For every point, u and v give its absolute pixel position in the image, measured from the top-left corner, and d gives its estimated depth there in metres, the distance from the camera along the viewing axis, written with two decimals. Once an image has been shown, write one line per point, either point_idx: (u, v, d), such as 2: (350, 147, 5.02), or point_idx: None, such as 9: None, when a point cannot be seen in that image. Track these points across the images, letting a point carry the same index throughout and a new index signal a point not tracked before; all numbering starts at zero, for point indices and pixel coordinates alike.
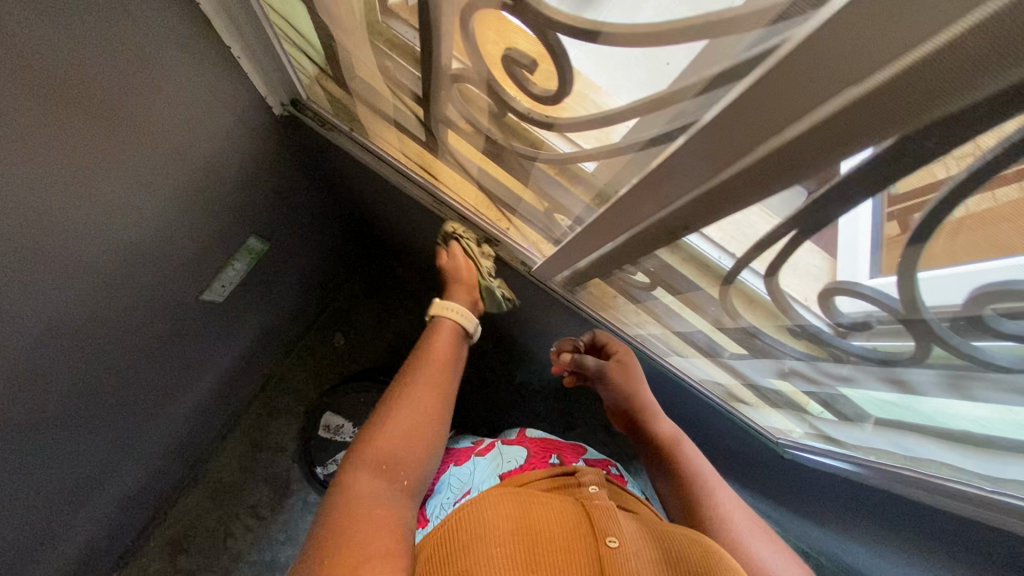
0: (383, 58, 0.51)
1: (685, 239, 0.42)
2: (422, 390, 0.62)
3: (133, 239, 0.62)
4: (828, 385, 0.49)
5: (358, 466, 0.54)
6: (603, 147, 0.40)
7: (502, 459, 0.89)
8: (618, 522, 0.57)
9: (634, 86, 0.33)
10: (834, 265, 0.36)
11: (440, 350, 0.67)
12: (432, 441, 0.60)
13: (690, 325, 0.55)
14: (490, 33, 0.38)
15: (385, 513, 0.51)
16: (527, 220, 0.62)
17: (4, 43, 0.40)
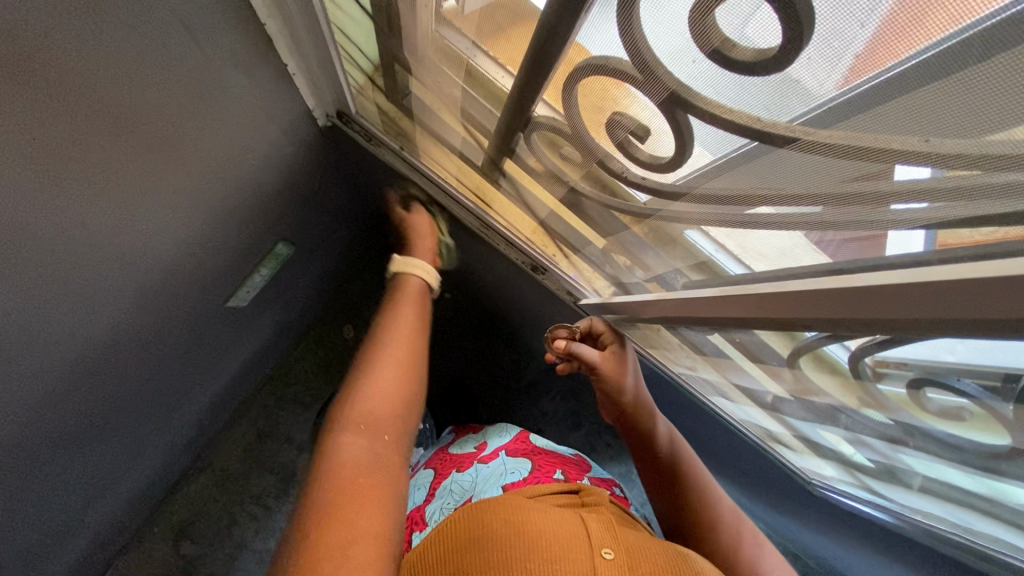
0: (457, 92, 0.48)
1: (811, 338, 0.40)
2: (394, 352, 0.61)
3: (170, 251, 0.59)
4: (898, 459, 0.50)
5: (342, 428, 0.52)
6: (711, 224, 0.39)
7: (506, 468, 0.77)
8: (617, 537, 0.54)
9: (763, 183, 0.31)
10: (919, 361, 0.35)
11: (405, 313, 0.66)
12: (410, 399, 0.59)
13: (758, 384, 0.55)
14: (597, 98, 0.36)
15: (374, 473, 0.49)
16: (590, 258, 0.61)
17: (71, 75, 0.37)
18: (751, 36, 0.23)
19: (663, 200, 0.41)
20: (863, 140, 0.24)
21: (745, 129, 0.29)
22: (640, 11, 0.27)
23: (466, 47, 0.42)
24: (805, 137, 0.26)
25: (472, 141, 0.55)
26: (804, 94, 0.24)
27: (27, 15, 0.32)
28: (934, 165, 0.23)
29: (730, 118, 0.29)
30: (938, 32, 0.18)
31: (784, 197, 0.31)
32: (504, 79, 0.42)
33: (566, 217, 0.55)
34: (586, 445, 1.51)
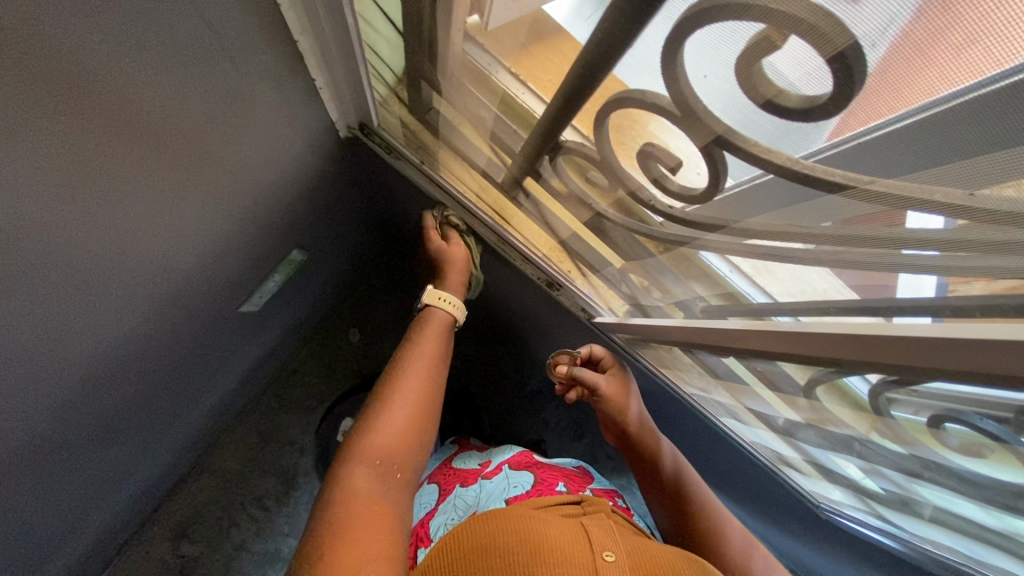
0: (486, 113, 0.48)
1: (845, 378, 0.41)
2: (414, 382, 0.61)
3: (188, 258, 0.59)
4: (913, 491, 0.50)
5: (357, 460, 0.52)
6: (752, 260, 0.40)
7: (509, 484, 0.77)
8: (615, 539, 0.55)
9: (798, 214, 0.32)
10: (942, 400, 0.35)
11: (430, 343, 0.66)
12: (425, 436, 0.59)
13: (772, 410, 0.56)
14: (628, 127, 0.37)
15: (383, 509, 0.48)
16: (608, 276, 0.62)
17: (108, 89, 0.37)
18: (807, 86, 0.23)
19: (693, 230, 0.41)
20: (912, 190, 0.24)
21: (791, 173, 0.29)
22: (684, 57, 0.27)
23: (487, 63, 0.42)
24: (871, 184, 0.26)
25: (498, 160, 0.55)
26: (852, 140, 0.24)
27: (72, 32, 0.32)
28: (947, 214, 0.24)
29: (776, 161, 0.29)
30: (956, 79, 0.19)
31: (837, 238, 0.31)
32: (525, 96, 0.42)
33: (590, 236, 0.56)
34: (587, 455, 1.51)
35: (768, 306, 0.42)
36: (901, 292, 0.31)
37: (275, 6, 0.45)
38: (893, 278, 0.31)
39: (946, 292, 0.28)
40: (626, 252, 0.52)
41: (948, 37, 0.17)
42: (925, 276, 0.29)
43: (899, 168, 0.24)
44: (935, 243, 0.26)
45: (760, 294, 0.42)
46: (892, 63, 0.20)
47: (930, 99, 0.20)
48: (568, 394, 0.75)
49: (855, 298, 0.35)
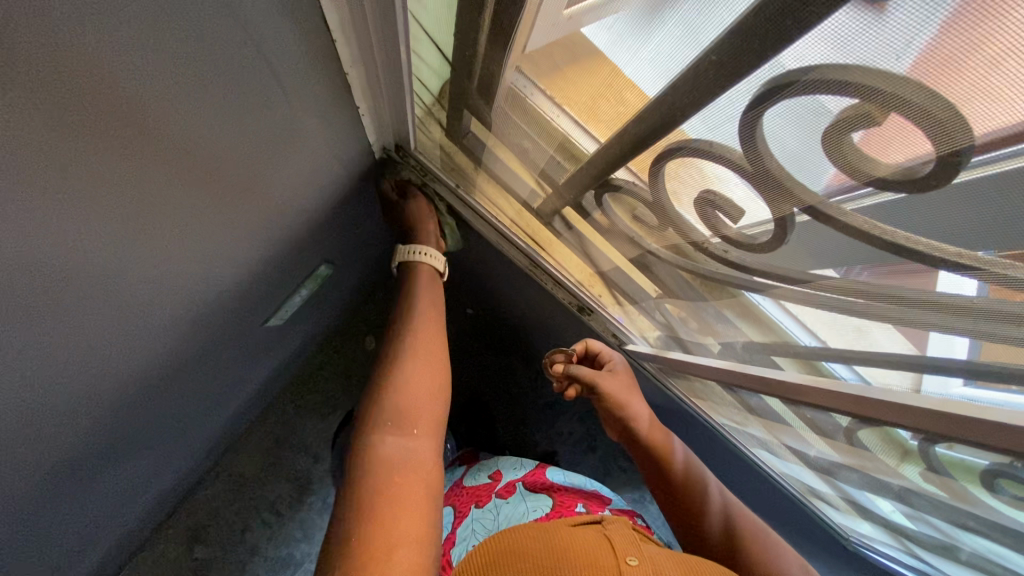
0: (531, 143, 0.48)
1: (890, 428, 0.41)
2: (417, 347, 0.62)
3: (225, 277, 0.59)
4: (954, 538, 0.49)
5: (375, 425, 0.53)
6: (802, 307, 0.40)
7: (527, 508, 0.78)
8: (639, 547, 0.54)
9: (866, 270, 0.31)
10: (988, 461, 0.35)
11: (424, 305, 0.68)
12: (437, 394, 0.60)
13: (808, 447, 0.55)
14: (684, 176, 0.36)
15: (413, 461, 0.50)
16: (647, 309, 0.62)
17: (163, 130, 0.37)
18: (889, 151, 0.23)
19: (752, 277, 0.40)
20: (996, 267, 0.24)
21: (879, 241, 0.28)
22: (764, 121, 0.27)
23: (525, 86, 0.42)
24: (957, 258, 0.25)
25: (541, 192, 0.55)
26: (933, 213, 0.24)
27: (135, 83, 0.32)
28: (979, 278, 0.25)
29: (856, 229, 0.29)
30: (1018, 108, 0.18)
31: (906, 301, 0.31)
32: (560, 120, 0.42)
33: (632, 271, 0.56)
34: (600, 468, 1.50)
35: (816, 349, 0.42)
36: (935, 351, 0.32)
37: (330, 42, 0.45)
38: (924, 338, 0.32)
39: (979, 356, 0.29)
40: (668, 285, 0.52)
41: (978, 55, 0.17)
42: (958, 338, 0.30)
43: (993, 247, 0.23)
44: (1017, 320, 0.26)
45: (809, 337, 0.42)
46: (943, 96, 0.19)
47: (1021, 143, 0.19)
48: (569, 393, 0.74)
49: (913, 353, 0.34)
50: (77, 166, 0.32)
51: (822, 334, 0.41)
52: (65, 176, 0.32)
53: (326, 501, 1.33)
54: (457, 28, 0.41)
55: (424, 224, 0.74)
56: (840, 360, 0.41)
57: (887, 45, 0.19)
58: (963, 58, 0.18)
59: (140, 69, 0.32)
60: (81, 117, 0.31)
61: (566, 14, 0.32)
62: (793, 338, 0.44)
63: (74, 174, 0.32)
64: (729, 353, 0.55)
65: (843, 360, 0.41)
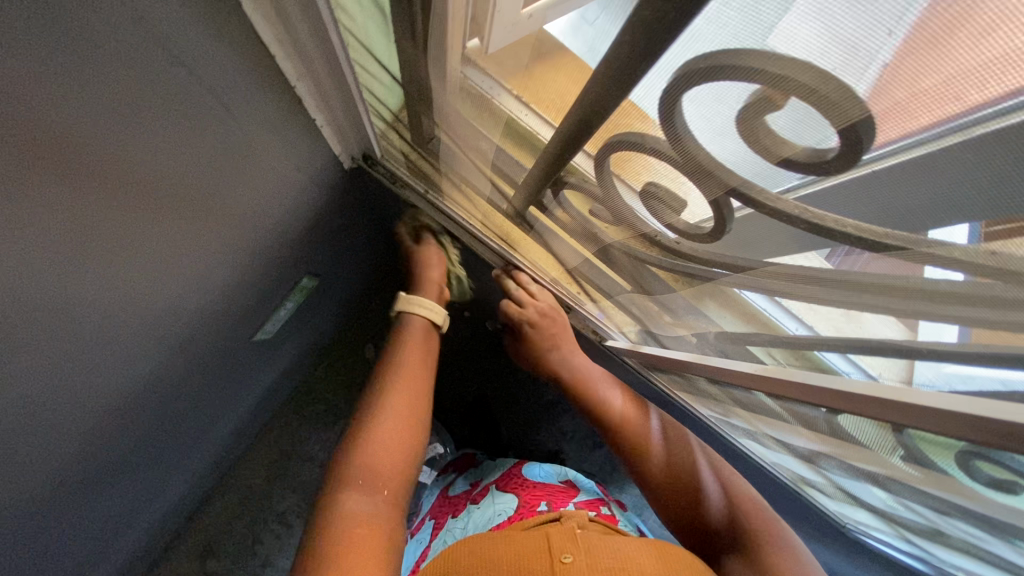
0: (482, 142, 0.48)
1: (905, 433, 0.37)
2: (398, 403, 0.63)
3: (202, 295, 0.60)
4: (940, 524, 0.48)
5: (346, 481, 0.54)
6: (791, 298, 0.36)
7: (495, 509, 0.80)
8: (578, 541, 0.54)
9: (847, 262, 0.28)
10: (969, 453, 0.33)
11: (410, 359, 0.69)
12: (412, 448, 0.61)
13: (790, 437, 0.54)
14: (626, 170, 0.36)
15: (376, 522, 0.51)
16: (623, 305, 0.61)
17: (123, 168, 0.38)
18: (813, 138, 0.22)
19: (705, 268, 0.40)
20: (959, 252, 0.23)
21: (806, 224, 0.28)
22: (684, 105, 0.26)
23: (489, 86, 0.39)
24: (886, 239, 0.25)
25: (501, 190, 0.55)
26: (853, 194, 0.24)
27: (84, 124, 0.33)
28: (967, 272, 0.23)
29: (789, 216, 0.28)
30: (997, 88, 0.17)
31: (873, 287, 0.29)
32: (528, 117, 0.39)
33: (600, 266, 0.55)
34: (606, 464, 1.49)
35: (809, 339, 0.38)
36: (922, 336, 0.30)
37: (270, 57, 0.46)
38: (910, 325, 0.30)
39: (970, 340, 0.27)
40: (630, 278, 0.52)
41: (967, 32, 0.16)
42: (946, 325, 0.28)
43: (967, 233, 0.22)
44: (968, 301, 0.25)
45: (798, 326, 0.38)
46: (921, 74, 0.17)
47: (947, 126, 0.19)
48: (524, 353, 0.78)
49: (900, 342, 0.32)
50: (37, 211, 0.33)
51: (805, 322, 0.37)
52: (25, 223, 0.33)
53: None
54: (390, 38, 0.42)
55: (430, 270, 0.79)
56: (833, 350, 0.37)
57: (879, 14, 0.17)
58: (935, 42, 0.16)
59: (83, 110, 0.32)
60: (33, 164, 0.31)
61: (525, 12, 0.29)
62: (780, 327, 0.40)
63: (28, 217, 0.33)
64: (703, 344, 0.54)
65: (836, 350, 0.37)
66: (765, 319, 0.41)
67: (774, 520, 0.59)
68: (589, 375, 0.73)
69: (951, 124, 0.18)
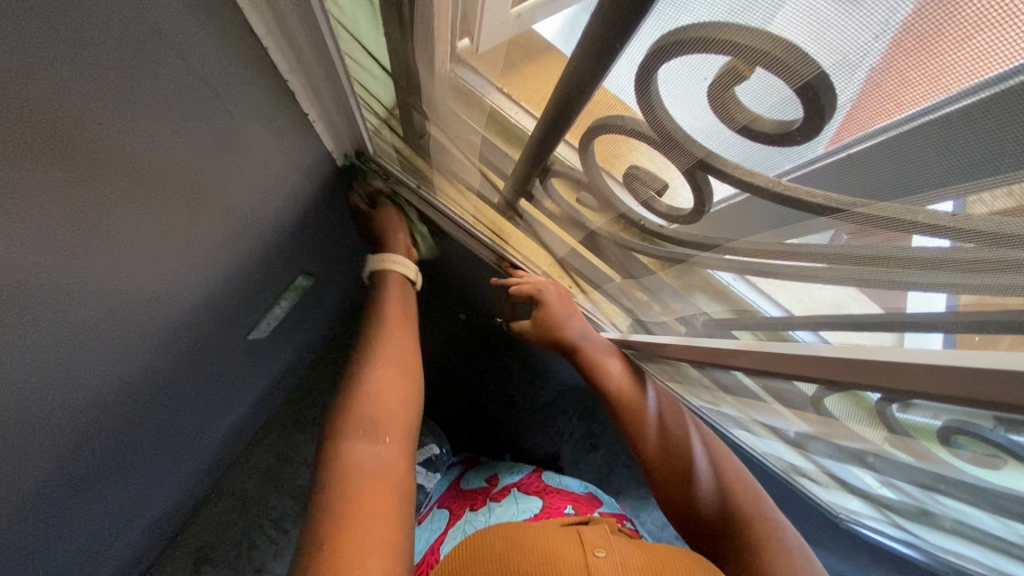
0: (471, 135, 0.49)
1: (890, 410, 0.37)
2: (386, 364, 0.63)
3: (195, 289, 0.60)
4: (928, 502, 0.49)
5: (344, 436, 0.54)
6: (762, 279, 0.37)
7: (519, 507, 0.82)
8: (609, 540, 0.55)
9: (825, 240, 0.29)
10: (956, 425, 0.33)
11: (393, 323, 0.70)
12: (407, 401, 0.62)
13: (780, 422, 0.55)
14: (611, 155, 0.37)
15: (383, 467, 0.51)
16: (610, 294, 0.63)
17: (116, 151, 0.39)
18: (775, 109, 0.24)
19: (684, 249, 0.41)
20: (925, 217, 0.23)
21: (778, 195, 0.29)
22: (659, 84, 0.27)
23: (480, 85, 0.40)
24: (855, 207, 0.26)
25: (490, 182, 0.56)
26: (819, 164, 0.25)
27: (76, 104, 0.34)
28: (952, 238, 0.23)
29: (761, 188, 0.29)
30: (951, 83, 0.18)
31: (843, 259, 0.30)
32: (519, 116, 0.41)
33: (586, 254, 0.56)
34: (603, 465, 1.48)
35: (782, 320, 0.40)
36: (912, 307, 0.29)
37: (261, 49, 0.47)
38: (900, 296, 0.29)
39: (958, 307, 0.26)
40: (618, 267, 0.53)
41: (954, 28, 0.16)
42: (935, 294, 0.27)
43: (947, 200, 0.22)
44: (933, 267, 0.26)
45: (773, 308, 0.40)
46: (908, 63, 0.18)
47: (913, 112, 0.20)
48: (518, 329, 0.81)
49: (880, 311, 0.31)
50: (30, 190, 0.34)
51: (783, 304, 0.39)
52: (18, 202, 0.33)
53: None
54: (380, 31, 0.43)
55: (396, 231, 0.79)
56: (805, 326, 0.38)
57: (872, 17, 0.18)
58: (937, 32, 0.17)
59: (74, 93, 0.33)
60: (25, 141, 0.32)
61: (514, 12, 0.31)
62: (757, 310, 0.41)
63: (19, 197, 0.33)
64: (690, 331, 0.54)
65: (809, 327, 0.37)
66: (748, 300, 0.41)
67: (774, 519, 0.58)
68: (596, 346, 0.72)
69: (922, 111, 0.19)
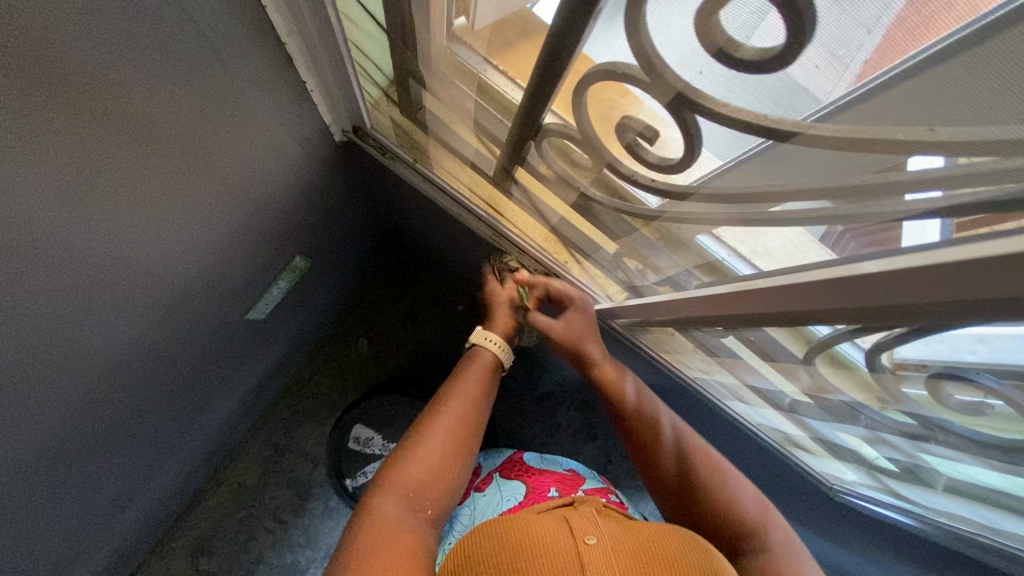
0: (468, 101, 0.50)
1: (838, 346, 0.41)
2: (450, 423, 0.60)
3: (193, 259, 0.60)
4: (916, 455, 0.49)
5: (387, 491, 0.53)
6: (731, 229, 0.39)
7: (503, 496, 0.82)
8: (597, 524, 0.54)
9: (804, 176, 0.31)
10: (938, 359, 0.35)
11: (474, 380, 0.65)
12: (460, 467, 0.59)
13: (769, 383, 0.55)
14: (607, 107, 0.38)
15: (410, 540, 0.49)
16: (600, 264, 0.64)
17: (108, 93, 0.39)
18: (755, 36, 0.24)
19: (670, 201, 0.42)
20: (906, 135, 0.24)
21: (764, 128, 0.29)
22: (650, 18, 0.28)
23: (477, 63, 0.44)
24: (839, 137, 0.26)
25: (485, 150, 0.57)
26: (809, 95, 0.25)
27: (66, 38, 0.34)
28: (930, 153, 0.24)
29: (747, 123, 0.30)
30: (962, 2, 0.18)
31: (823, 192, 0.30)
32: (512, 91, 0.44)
33: (577, 220, 0.57)
34: (602, 456, 1.48)
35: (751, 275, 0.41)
36: (906, 242, 0.28)
37: (259, 9, 0.48)
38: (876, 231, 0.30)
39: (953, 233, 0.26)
40: (612, 234, 0.54)
41: None
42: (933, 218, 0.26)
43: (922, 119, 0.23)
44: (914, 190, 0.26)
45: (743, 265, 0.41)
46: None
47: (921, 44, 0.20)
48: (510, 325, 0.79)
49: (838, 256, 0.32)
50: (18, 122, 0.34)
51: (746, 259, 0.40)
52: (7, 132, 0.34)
53: (328, 506, 1.32)
54: None
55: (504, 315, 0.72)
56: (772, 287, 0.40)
57: None
58: None
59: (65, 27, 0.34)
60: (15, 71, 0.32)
61: None
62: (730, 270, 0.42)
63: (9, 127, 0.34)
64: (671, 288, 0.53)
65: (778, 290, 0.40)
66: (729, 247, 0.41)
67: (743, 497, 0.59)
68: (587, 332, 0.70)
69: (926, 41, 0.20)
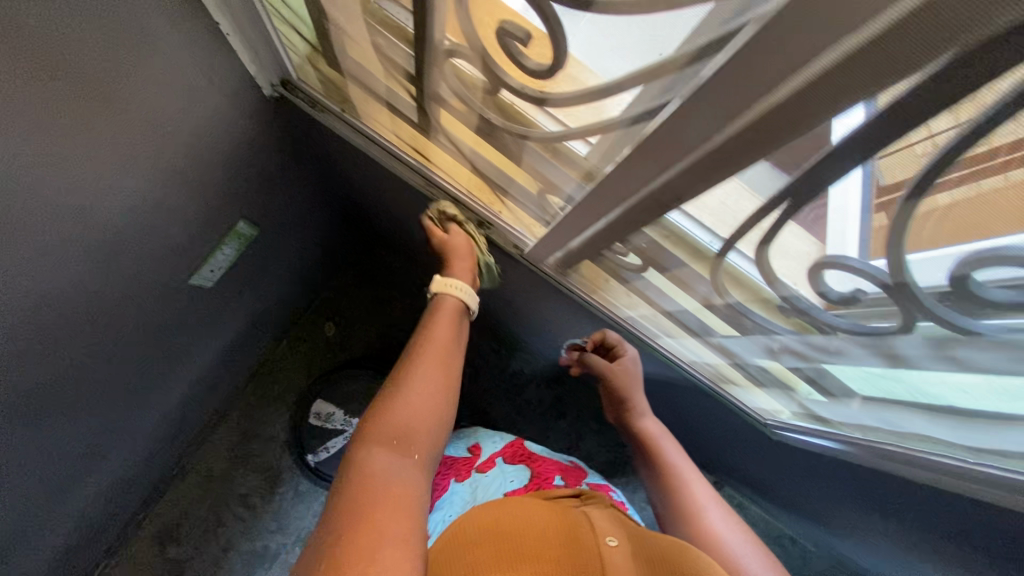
0: (376, 35, 0.52)
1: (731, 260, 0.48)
2: (426, 371, 0.60)
3: (122, 207, 0.61)
4: (815, 360, 0.56)
5: (373, 441, 0.51)
6: (591, 122, 0.43)
7: (508, 480, 0.82)
8: (620, 530, 0.55)
9: (633, 43, 0.34)
10: (814, 249, 0.40)
11: (442, 332, 0.66)
12: (441, 415, 0.59)
13: (678, 305, 0.63)
14: (485, 14, 0.39)
15: (406, 487, 0.48)
16: (521, 203, 0.66)
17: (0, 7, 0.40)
18: None
19: (551, 109, 0.45)
20: None
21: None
22: None
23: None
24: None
25: (398, 88, 0.59)
26: None
27: None
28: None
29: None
30: None
31: (656, 63, 0.34)
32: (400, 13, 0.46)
33: (487, 149, 0.58)
34: (573, 433, 1.48)
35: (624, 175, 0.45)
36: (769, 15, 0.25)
37: None
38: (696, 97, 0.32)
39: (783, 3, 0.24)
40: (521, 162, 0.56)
41: None
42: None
43: None
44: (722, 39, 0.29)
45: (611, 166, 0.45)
46: None
47: None
48: (574, 369, 0.93)
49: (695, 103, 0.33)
50: None
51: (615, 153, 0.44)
52: None
53: (298, 490, 1.31)
54: None
55: (457, 255, 0.73)
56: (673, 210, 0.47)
57: None
58: None
59: None
60: None
61: None
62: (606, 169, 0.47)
63: None
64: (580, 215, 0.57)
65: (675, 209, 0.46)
66: (613, 145, 0.44)
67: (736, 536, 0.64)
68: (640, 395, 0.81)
69: None
